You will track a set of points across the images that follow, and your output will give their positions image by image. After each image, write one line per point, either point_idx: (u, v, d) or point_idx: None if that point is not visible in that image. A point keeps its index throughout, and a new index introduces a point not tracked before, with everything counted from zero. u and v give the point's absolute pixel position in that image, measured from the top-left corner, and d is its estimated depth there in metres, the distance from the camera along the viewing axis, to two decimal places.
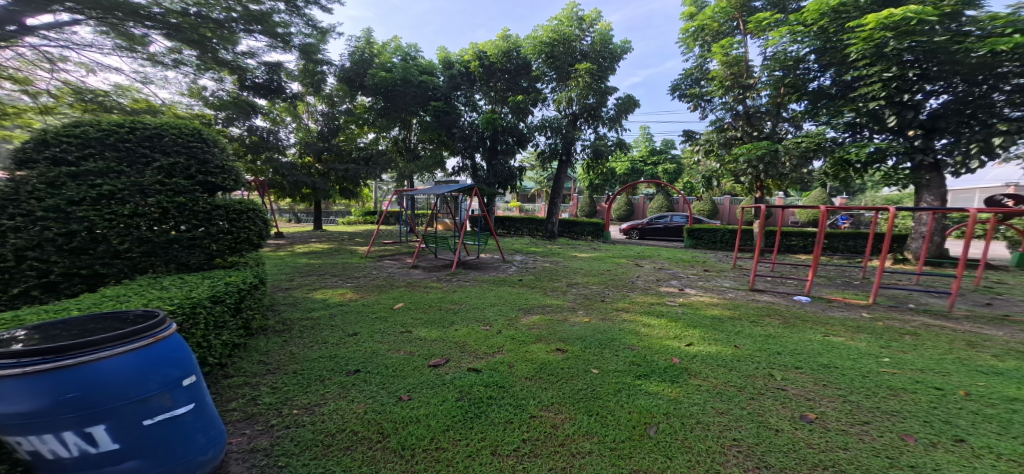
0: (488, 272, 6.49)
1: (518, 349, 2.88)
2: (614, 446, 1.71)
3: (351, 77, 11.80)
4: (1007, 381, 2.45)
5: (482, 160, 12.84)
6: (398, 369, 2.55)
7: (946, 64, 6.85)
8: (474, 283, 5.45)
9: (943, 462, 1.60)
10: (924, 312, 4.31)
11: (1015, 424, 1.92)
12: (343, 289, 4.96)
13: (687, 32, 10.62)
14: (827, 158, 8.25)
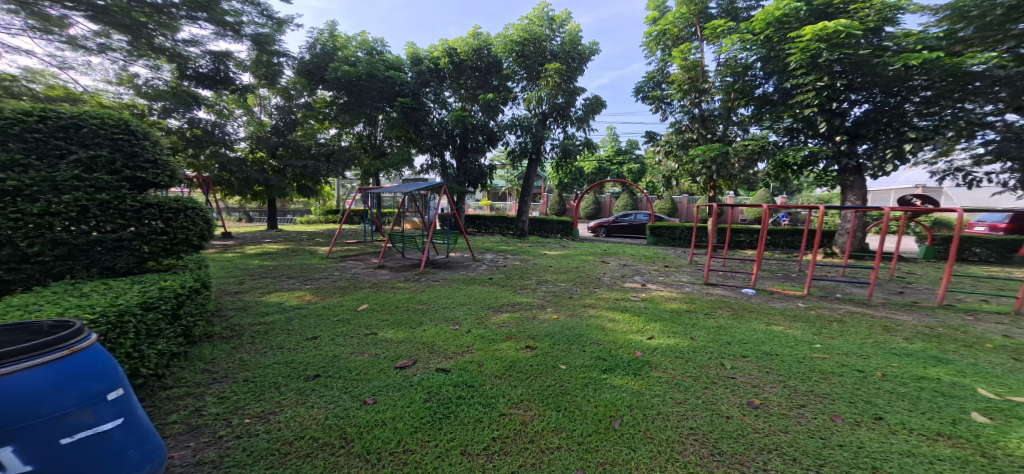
0: (456, 271, 6.42)
1: (487, 348, 2.88)
2: (581, 440, 1.75)
3: (311, 70, 11.45)
4: (914, 362, 2.73)
5: (451, 158, 12.76)
6: (364, 371, 2.49)
7: (867, 75, 7.55)
8: (445, 283, 5.39)
9: (867, 440, 1.75)
10: (849, 301, 4.73)
11: (923, 401, 2.12)
12: (302, 291, 4.77)
13: (650, 36, 11.00)
14: (769, 160, 8.87)
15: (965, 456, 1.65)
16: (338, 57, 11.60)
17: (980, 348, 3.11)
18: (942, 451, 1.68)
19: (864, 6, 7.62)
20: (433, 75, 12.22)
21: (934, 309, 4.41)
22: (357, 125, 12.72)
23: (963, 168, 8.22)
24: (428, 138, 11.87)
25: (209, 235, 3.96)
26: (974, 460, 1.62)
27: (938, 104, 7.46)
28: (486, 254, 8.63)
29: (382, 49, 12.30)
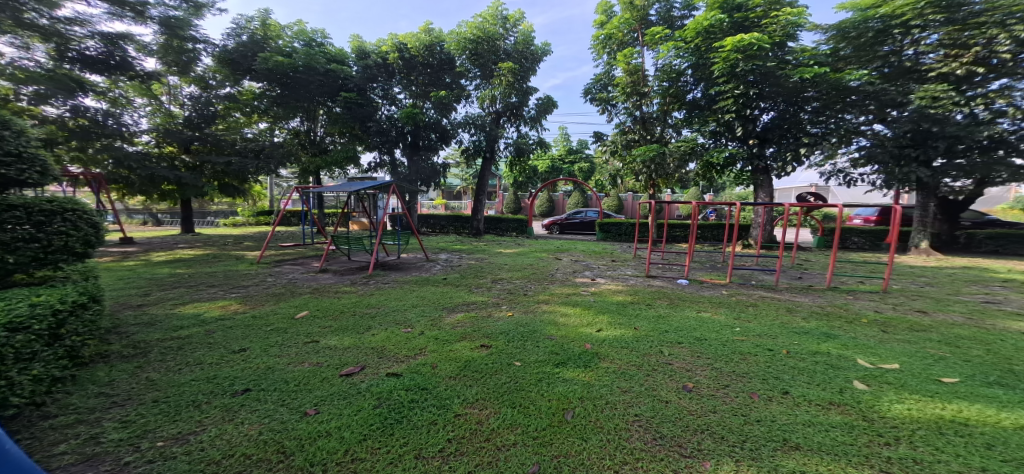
0: (409, 272, 6.22)
1: (441, 349, 2.83)
2: (535, 435, 1.78)
3: (236, 60, 10.47)
4: (811, 338, 3.11)
5: (402, 156, 12.40)
6: (304, 382, 2.34)
7: (774, 85, 8.44)
8: (395, 285, 5.20)
9: (776, 412, 1.96)
10: (763, 287, 5.28)
11: (818, 374, 2.42)
12: (226, 300, 4.36)
13: (597, 39, 11.44)
14: (699, 161, 9.71)
15: (848, 420, 1.89)
16: (269, 47, 10.71)
17: (859, 323, 3.61)
18: (834, 418, 1.90)
19: (773, 22, 8.49)
20: (381, 70, 11.69)
21: (826, 291, 5.05)
22: (292, 119, 11.76)
23: (843, 170, 9.43)
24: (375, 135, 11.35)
25: (97, 242, 3.45)
26: (857, 424, 1.85)
27: (826, 114, 8.67)
28: (440, 254, 8.49)
29: (322, 41, 11.54)
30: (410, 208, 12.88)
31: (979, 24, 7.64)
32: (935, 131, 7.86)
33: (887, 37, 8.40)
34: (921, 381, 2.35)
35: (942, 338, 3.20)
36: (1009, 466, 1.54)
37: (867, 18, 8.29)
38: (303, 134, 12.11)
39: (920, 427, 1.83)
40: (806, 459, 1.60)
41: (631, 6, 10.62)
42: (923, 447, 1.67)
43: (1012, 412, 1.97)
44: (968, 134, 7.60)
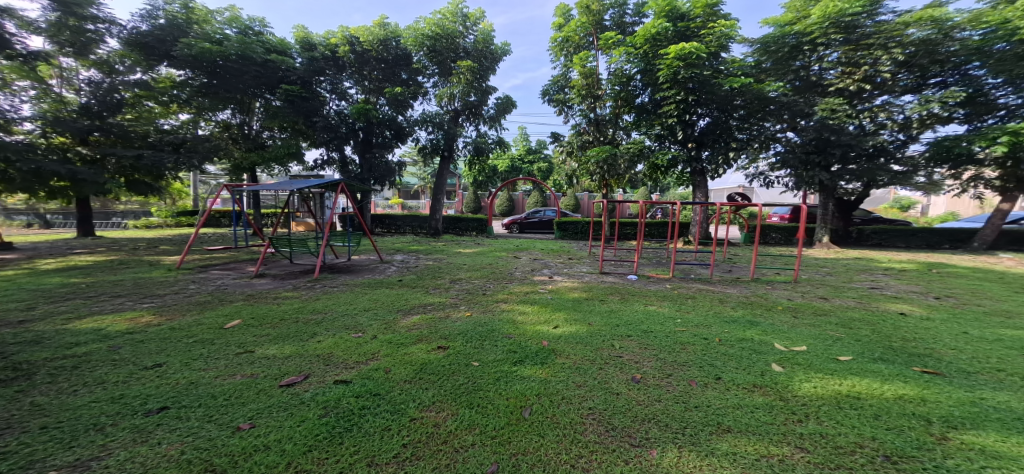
0: (360, 275, 5.95)
1: (396, 353, 2.75)
2: (494, 434, 1.79)
3: (151, 44, 9.36)
4: (737, 326, 3.42)
5: (352, 153, 12.09)
6: (236, 395, 2.16)
7: (710, 93, 9.14)
8: (344, 288, 4.95)
9: (711, 397, 2.13)
10: (700, 280, 5.72)
11: (744, 359, 2.68)
12: (136, 312, 3.88)
13: (555, 42, 11.67)
14: (647, 162, 10.19)
15: (769, 400, 2.09)
16: (193, 32, 9.58)
17: (776, 310, 4.04)
18: (757, 400, 2.10)
19: (709, 33, 9.16)
20: (331, 62, 11.34)
21: (754, 283, 5.57)
22: (222, 111, 10.73)
23: (762, 173, 10.54)
24: (321, 131, 10.88)
25: None
26: (775, 404, 2.05)
27: (751, 121, 9.65)
28: (394, 255, 8.21)
29: (260, 30, 10.64)
30: (362, 207, 12.64)
31: (868, 45, 8.85)
32: (833, 139, 8.98)
33: (799, 52, 9.43)
34: (823, 360, 2.69)
35: (841, 321, 3.67)
36: (891, 433, 1.78)
37: (784, 34, 9.25)
38: (235, 127, 11.14)
39: (824, 403, 2.08)
40: (736, 439, 1.72)
41: (587, 11, 10.93)
42: (827, 421, 1.89)
43: (892, 384, 2.32)
44: (855, 143, 8.85)
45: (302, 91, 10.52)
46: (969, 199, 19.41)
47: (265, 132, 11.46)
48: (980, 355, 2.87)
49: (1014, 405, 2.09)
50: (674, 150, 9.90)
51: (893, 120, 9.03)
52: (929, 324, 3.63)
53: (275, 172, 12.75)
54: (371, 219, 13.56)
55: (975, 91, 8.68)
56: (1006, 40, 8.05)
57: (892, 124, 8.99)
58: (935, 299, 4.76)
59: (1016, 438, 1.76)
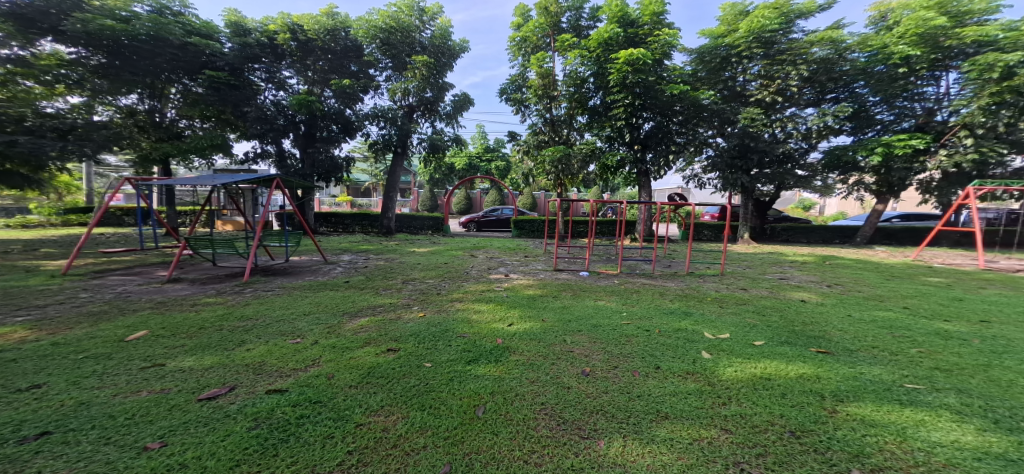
0: (301, 276, 5.57)
1: (340, 358, 2.60)
2: (447, 435, 1.76)
3: (30, 15, 7.75)
4: (674, 317, 3.69)
5: (292, 146, 11.51)
6: (143, 413, 1.91)
7: (654, 99, 9.75)
8: (280, 292, 4.58)
9: (652, 386, 2.27)
10: (644, 275, 6.06)
11: (679, 348, 2.90)
12: (7, 326, 3.28)
13: (513, 41, 11.75)
14: (598, 163, 10.66)
15: (699, 386, 2.28)
16: (89, 7, 8.23)
17: (706, 301, 4.42)
18: (689, 386, 2.27)
19: (655, 40, 9.65)
20: (267, 49, 10.56)
21: (691, 277, 6.00)
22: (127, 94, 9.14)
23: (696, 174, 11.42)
24: (253, 122, 10.19)
25: None
26: (705, 390, 2.23)
27: (688, 126, 10.33)
28: (340, 255, 7.77)
29: (180, 11, 9.49)
30: (303, 205, 11.91)
31: (781, 61, 9.88)
32: (752, 145, 9.97)
33: (728, 64, 10.43)
34: (742, 345, 2.98)
35: (758, 309, 4.10)
36: (795, 410, 2.03)
37: (717, 45, 10.30)
38: (143, 114, 9.53)
39: (743, 385, 2.31)
40: (673, 426, 1.85)
41: (545, 12, 11.05)
42: (746, 402, 2.10)
43: (797, 364, 2.63)
44: (769, 149, 9.95)
45: (230, 79, 9.70)
46: (856, 203, 22.40)
47: (182, 121, 10.14)
48: (860, 335, 3.36)
49: (885, 377, 2.48)
50: (624, 152, 10.47)
51: (798, 131, 10.13)
52: (823, 309, 4.19)
53: (195, 164, 11.55)
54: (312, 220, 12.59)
55: (859, 106, 10.24)
56: (884, 63, 9.58)
57: (797, 133, 10.05)
58: (829, 287, 5.47)
59: (886, 407, 2.08)
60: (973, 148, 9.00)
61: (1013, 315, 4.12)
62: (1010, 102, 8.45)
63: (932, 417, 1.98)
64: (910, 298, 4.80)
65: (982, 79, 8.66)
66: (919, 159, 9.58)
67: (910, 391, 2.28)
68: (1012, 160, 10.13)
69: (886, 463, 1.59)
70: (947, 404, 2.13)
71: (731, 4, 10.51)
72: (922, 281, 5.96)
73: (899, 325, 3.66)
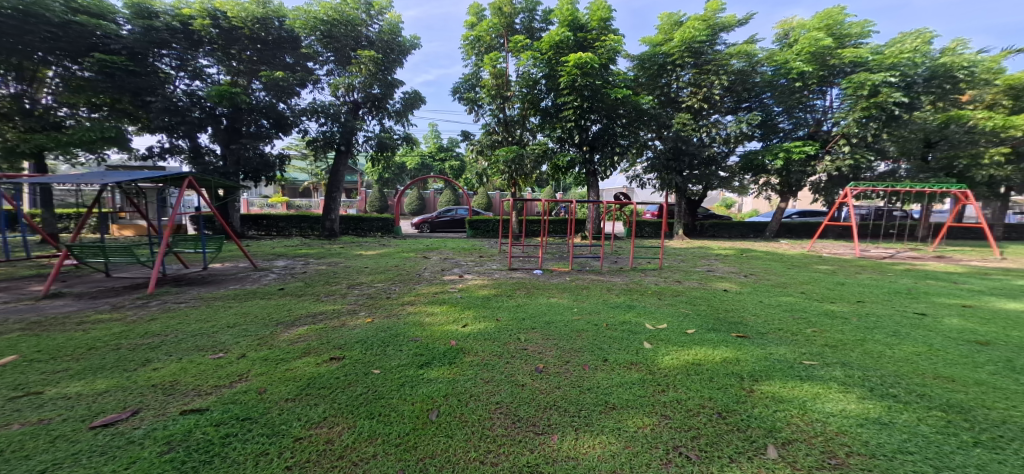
0: (225, 285, 5.05)
1: (273, 370, 2.39)
2: (398, 442, 1.68)
3: None
4: (619, 310, 3.89)
5: (209, 141, 10.35)
6: (15, 448, 1.60)
7: (602, 102, 10.16)
8: (196, 303, 4.10)
9: (601, 378, 2.36)
10: (593, 271, 6.31)
11: (623, 339, 3.06)
12: None
13: (466, 40, 11.62)
14: (551, 163, 10.87)
15: (641, 376, 2.41)
16: None
17: (648, 294, 4.71)
18: (631, 376, 2.40)
19: (602, 45, 10.03)
20: (178, 34, 9.30)
21: (633, 272, 6.34)
22: None
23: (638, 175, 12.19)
24: (158, 114, 8.99)
25: None
26: (647, 378, 2.37)
27: (630, 129, 10.90)
28: (273, 261, 7.15)
29: None
30: (224, 207, 10.82)
31: (708, 70, 10.76)
32: (684, 148, 10.87)
33: (665, 71, 11.14)
34: (678, 334, 3.22)
35: (690, 300, 4.45)
36: (720, 391, 2.23)
37: (655, 53, 11.00)
38: (7, 100, 7.95)
39: (679, 372, 2.49)
40: (620, 415, 1.95)
41: (499, 12, 11.03)
42: (681, 388, 2.26)
43: (719, 349, 2.90)
44: (698, 152, 10.81)
45: (128, 64, 8.49)
46: (767, 202, 25.09)
47: (61, 108, 8.59)
48: (769, 319, 3.78)
49: (789, 356, 2.81)
50: (573, 152, 10.78)
51: (720, 136, 11.15)
52: (741, 297, 4.66)
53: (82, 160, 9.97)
54: (239, 224, 11.51)
55: (767, 115, 11.49)
56: (786, 78, 10.90)
57: (720, 138, 11.08)
58: (746, 277, 6.07)
59: (791, 383, 2.36)
60: (850, 155, 10.54)
61: (882, 295, 4.89)
62: (876, 115, 10.01)
63: (824, 389, 2.28)
64: (807, 284, 5.50)
65: (857, 95, 10.15)
66: (811, 163, 11.04)
67: (807, 367, 2.61)
68: (878, 165, 12.04)
69: (793, 436, 1.80)
70: (835, 377, 2.47)
71: (667, 14, 11.28)
72: (815, 269, 6.88)
73: (798, 308, 4.18)
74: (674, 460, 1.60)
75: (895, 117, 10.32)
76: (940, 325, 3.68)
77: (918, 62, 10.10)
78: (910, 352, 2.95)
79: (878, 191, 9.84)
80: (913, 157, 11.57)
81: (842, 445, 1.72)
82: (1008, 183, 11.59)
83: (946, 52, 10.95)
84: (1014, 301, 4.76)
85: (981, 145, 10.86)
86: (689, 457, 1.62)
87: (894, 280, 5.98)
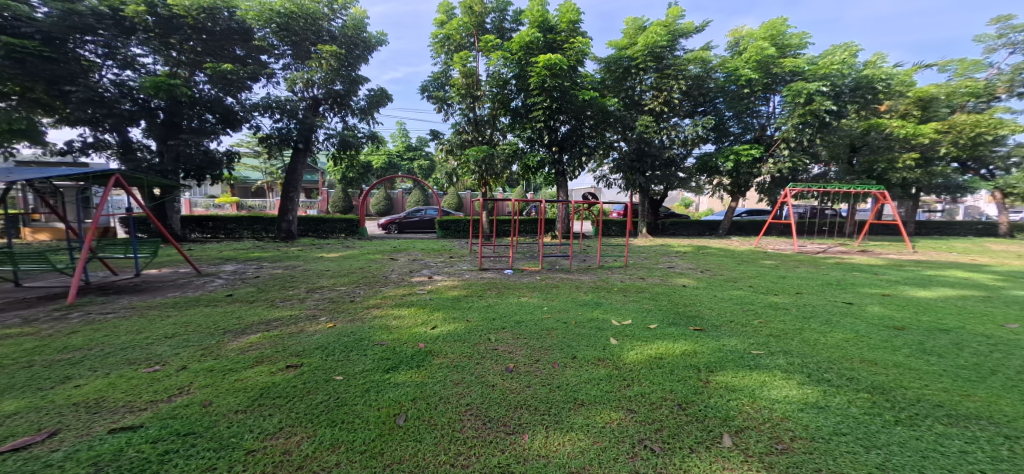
0: (164, 293, 4.65)
1: (220, 381, 2.23)
2: (363, 449, 1.62)
3: None
4: (587, 308, 3.97)
5: (144, 136, 9.51)
6: None
7: (571, 104, 10.37)
8: (127, 313, 3.74)
9: (570, 375, 2.39)
10: (563, 270, 6.39)
11: (589, 336, 3.12)
12: None
13: (436, 38, 11.40)
14: (521, 163, 10.88)
15: (608, 371, 2.47)
16: None
17: (614, 291, 4.84)
18: (599, 372, 2.46)
19: (571, 48, 10.18)
20: (106, 19, 8.40)
21: (599, 270, 6.50)
22: None
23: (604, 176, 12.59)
24: (80, 105, 8.10)
25: None
26: (613, 374, 2.43)
27: (598, 131, 11.33)
28: (221, 265, 6.68)
29: None
30: (162, 208, 9.98)
31: (669, 75, 11.19)
32: (647, 150, 11.32)
33: (630, 75, 11.50)
34: (642, 329, 3.33)
35: (653, 296, 4.61)
36: (680, 383, 2.33)
37: (621, 57, 11.37)
38: None
39: (643, 367, 2.57)
40: (588, 411, 1.98)
41: (469, 11, 10.90)
42: (644, 382, 2.34)
43: (677, 343, 3.03)
44: (659, 153, 11.26)
45: (44, 50, 7.38)
46: (722, 201, 26.55)
47: None
48: (723, 311, 4.01)
49: (739, 347, 2.98)
50: (543, 153, 10.86)
51: (680, 138, 11.70)
52: (698, 292, 4.90)
53: None
54: (179, 227, 10.66)
55: (719, 119, 12.15)
56: (736, 84, 11.59)
57: (678, 141, 11.60)
58: (703, 273, 6.38)
59: (741, 372, 2.51)
60: (789, 158, 11.38)
61: (817, 287, 5.32)
62: (811, 122, 10.83)
63: (770, 377, 2.44)
64: (756, 278, 5.87)
65: (795, 102, 10.95)
66: (757, 166, 11.83)
67: (755, 357, 2.78)
68: (813, 168, 13.26)
69: (745, 424, 1.91)
70: (778, 365, 2.65)
71: (632, 18, 11.65)
72: (761, 264, 7.36)
73: (747, 301, 4.45)
74: (640, 454, 1.64)
75: (826, 124, 11.22)
76: (864, 313, 4.06)
77: (846, 73, 11.03)
78: (840, 338, 3.22)
79: (813, 191, 10.70)
80: (841, 161, 12.71)
81: (787, 430, 1.85)
82: (918, 184, 12.98)
83: (869, 65, 12.07)
84: (925, 289, 5.32)
85: (897, 150, 12.11)
86: (654, 449, 1.68)
87: (826, 273, 6.52)
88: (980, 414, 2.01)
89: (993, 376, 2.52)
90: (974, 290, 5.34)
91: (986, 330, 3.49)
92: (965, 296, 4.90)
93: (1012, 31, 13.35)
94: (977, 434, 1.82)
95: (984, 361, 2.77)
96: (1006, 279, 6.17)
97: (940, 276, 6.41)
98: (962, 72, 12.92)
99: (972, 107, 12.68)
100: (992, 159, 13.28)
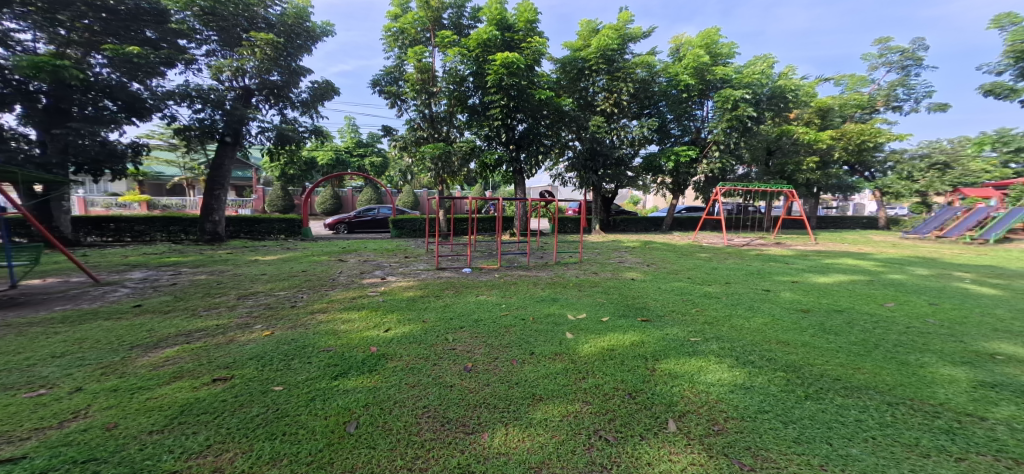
0: (51, 306, 4.02)
1: (130, 401, 1.98)
2: (309, 460, 1.52)
3: None
4: (544, 304, 4.03)
5: (23, 124, 8.15)
6: None
7: (527, 104, 10.56)
8: (3, 332, 3.19)
9: (526, 372, 2.40)
10: (520, 268, 6.43)
11: (545, 331, 3.16)
12: None
13: (388, 30, 10.84)
14: (478, 160, 10.77)
15: (564, 365, 2.52)
16: None
17: (569, 286, 4.95)
18: (555, 366, 2.50)
19: (528, 47, 10.26)
20: None
21: (555, 267, 6.61)
22: None
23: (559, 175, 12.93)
24: None
25: None
26: (569, 368, 2.48)
27: (553, 129, 11.66)
28: (127, 273, 5.91)
29: None
30: (47, 208, 8.62)
31: (620, 77, 11.57)
32: (599, 149, 11.77)
33: (584, 76, 11.81)
34: (595, 323, 3.43)
35: (605, 290, 4.79)
36: (630, 373, 2.43)
37: (575, 57, 11.72)
38: None
39: (597, 359, 2.65)
40: (545, 406, 2.01)
41: (425, 5, 10.55)
42: (598, 373, 2.42)
43: (625, 334, 3.16)
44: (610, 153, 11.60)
45: None
46: (664, 199, 28.15)
47: None
48: (666, 303, 4.25)
49: (680, 335, 3.17)
50: (501, 151, 10.87)
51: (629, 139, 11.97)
52: (644, 285, 5.14)
53: None
54: (73, 229, 9.32)
55: (661, 122, 12.89)
56: (676, 89, 12.35)
57: (627, 141, 12.11)
58: (649, 266, 6.72)
59: (682, 359, 2.67)
60: (719, 160, 12.32)
61: (743, 277, 5.82)
62: (737, 126, 11.77)
63: (706, 362, 2.63)
64: (693, 271, 6.30)
65: (723, 107, 11.82)
66: (694, 166, 12.73)
67: (694, 344, 2.97)
68: (738, 169, 14.52)
69: (687, 408, 2.04)
70: (712, 350, 2.86)
71: (586, 20, 11.93)
72: (697, 257, 7.93)
73: (686, 292, 4.76)
74: (596, 444, 1.70)
75: (748, 129, 12.26)
76: (779, 299, 4.51)
77: (763, 82, 12.22)
78: (761, 323, 3.55)
79: (738, 191, 11.68)
80: (760, 163, 14.03)
81: (722, 412, 2.00)
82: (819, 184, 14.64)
83: (782, 76, 13.40)
84: (824, 276, 6.02)
85: (801, 154, 13.66)
86: (608, 439, 1.74)
87: (749, 263, 7.15)
88: (869, 385, 2.31)
89: (877, 349, 2.90)
90: (862, 275, 6.16)
91: (871, 309, 4.03)
92: (854, 281, 5.60)
93: (891, 52, 15.46)
94: (868, 403, 2.09)
95: (870, 337, 3.19)
96: (885, 265, 7.17)
97: (836, 264, 7.29)
98: (852, 86, 14.79)
99: (862, 117, 14.61)
100: (874, 163, 15.34)
